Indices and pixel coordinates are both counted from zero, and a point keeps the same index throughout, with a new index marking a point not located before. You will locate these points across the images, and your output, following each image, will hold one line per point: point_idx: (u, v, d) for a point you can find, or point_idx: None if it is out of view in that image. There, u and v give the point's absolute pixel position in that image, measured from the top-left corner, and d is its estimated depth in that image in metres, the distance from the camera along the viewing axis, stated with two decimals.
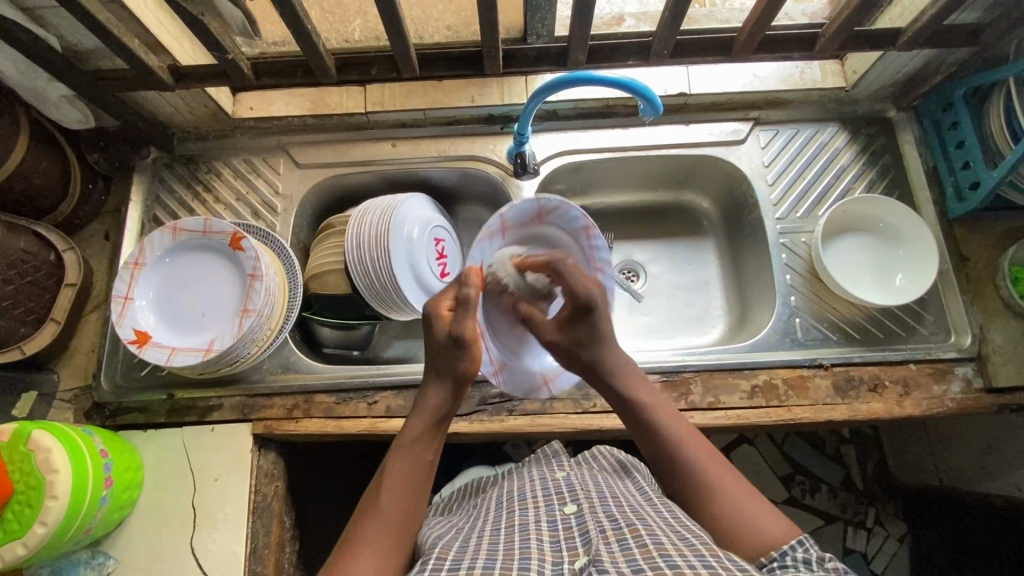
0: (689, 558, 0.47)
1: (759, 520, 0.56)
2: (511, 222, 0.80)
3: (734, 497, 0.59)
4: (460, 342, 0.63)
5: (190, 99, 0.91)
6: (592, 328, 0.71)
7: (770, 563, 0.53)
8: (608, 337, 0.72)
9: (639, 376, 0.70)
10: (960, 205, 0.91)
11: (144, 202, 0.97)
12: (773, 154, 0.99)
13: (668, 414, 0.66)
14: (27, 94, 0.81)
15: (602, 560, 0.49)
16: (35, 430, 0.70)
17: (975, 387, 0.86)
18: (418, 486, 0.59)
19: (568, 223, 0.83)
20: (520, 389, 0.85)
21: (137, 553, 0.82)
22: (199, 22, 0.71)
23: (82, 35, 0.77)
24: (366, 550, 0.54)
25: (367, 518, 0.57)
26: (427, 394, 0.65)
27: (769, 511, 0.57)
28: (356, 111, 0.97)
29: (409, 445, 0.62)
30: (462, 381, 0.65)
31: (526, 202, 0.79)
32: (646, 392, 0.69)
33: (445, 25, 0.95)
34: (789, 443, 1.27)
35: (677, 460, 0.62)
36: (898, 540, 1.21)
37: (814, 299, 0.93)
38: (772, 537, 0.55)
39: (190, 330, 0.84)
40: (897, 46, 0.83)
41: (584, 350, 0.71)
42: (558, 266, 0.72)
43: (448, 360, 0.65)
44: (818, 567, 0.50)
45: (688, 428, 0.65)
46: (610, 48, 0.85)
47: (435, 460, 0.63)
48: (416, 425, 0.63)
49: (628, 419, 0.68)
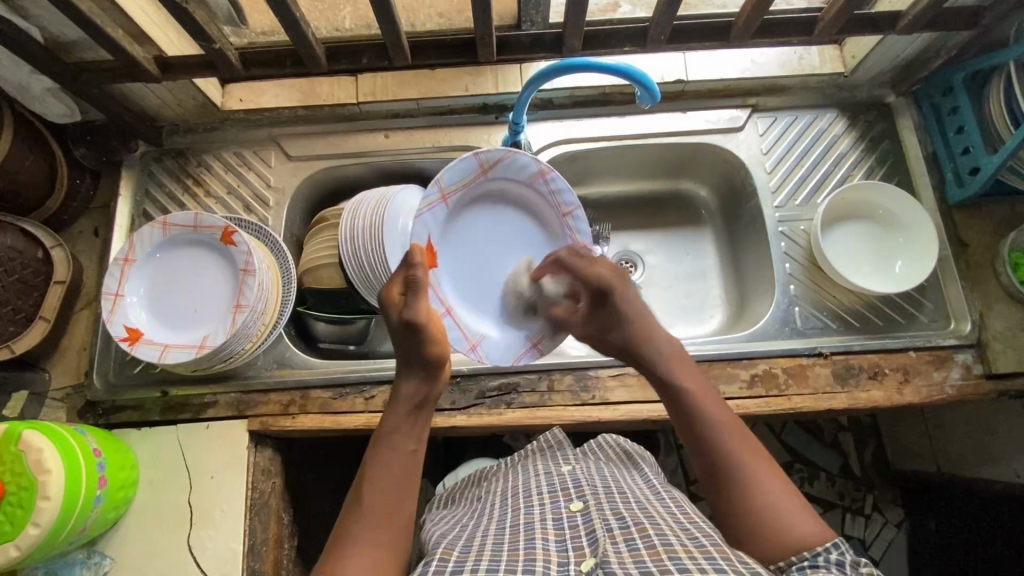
0: (699, 561, 0.46)
1: (795, 519, 0.53)
2: (450, 187, 0.78)
3: (768, 489, 0.56)
4: (416, 325, 0.64)
5: (178, 91, 0.89)
6: (616, 312, 0.72)
7: (799, 562, 0.51)
8: (646, 322, 0.70)
9: (684, 359, 0.67)
10: (960, 190, 0.90)
11: (133, 197, 0.95)
12: (772, 141, 0.98)
13: (709, 396, 0.63)
14: (10, 87, 0.79)
15: (610, 563, 0.48)
16: (25, 430, 0.69)
17: (975, 374, 0.86)
18: (403, 476, 0.58)
19: (518, 170, 0.82)
20: (508, 355, 0.83)
21: (133, 552, 0.82)
22: (184, 11, 0.69)
23: (64, 27, 0.75)
24: (354, 547, 0.53)
25: (355, 514, 0.56)
26: (401, 384, 0.65)
27: (802, 509, 0.55)
28: (348, 102, 0.95)
29: (389, 435, 0.61)
30: (433, 366, 0.65)
31: (464, 161, 0.78)
32: (687, 373, 0.66)
33: (437, 12, 0.93)
34: (788, 432, 1.27)
35: (716, 442, 0.59)
36: (896, 526, 1.22)
37: (813, 287, 0.92)
38: (804, 534, 0.52)
39: (183, 327, 0.83)
40: (897, 30, 0.82)
41: (614, 333, 0.72)
42: (569, 258, 0.77)
43: (410, 346, 0.64)
44: (853, 572, 0.49)
45: (728, 413, 0.62)
46: (605, 34, 0.83)
47: (419, 448, 0.62)
48: (394, 414, 0.63)
49: (666, 398, 0.65)
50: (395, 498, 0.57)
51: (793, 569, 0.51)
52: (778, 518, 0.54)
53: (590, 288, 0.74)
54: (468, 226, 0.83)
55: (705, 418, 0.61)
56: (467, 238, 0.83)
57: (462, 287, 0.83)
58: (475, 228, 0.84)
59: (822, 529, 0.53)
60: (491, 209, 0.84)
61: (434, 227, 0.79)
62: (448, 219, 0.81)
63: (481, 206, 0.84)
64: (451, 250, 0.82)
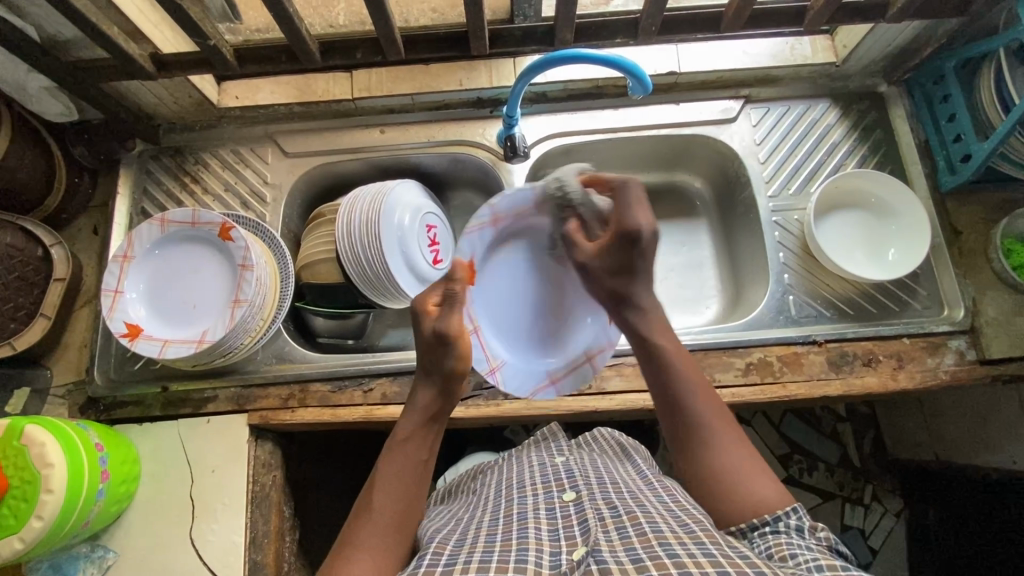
0: (689, 547, 0.47)
1: (756, 484, 0.57)
2: (502, 213, 0.84)
3: (737, 454, 0.59)
4: (445, 337, 0.65)
5: (174, 89, 0.90)
6: (632, 256, 0.70)
7: (761, 526, 0.54)
8: (644, 273, 0.71)
9: (666, 327, 0.70)
10: (952, 177, 0.90)
11: (131, 194, 0.96)
12: (765, 132, 0.98)
13: (686, 362, 0.66)
14: (7, 85, 0.80)
15: (601, 550, 0.49)
16: (29, 425, 0.70)
17: (968, 360, 0.87)
18: (412, 484, 0.60)
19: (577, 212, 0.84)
20: (525, 388, 0.85)
21: (136, 545, 0.83)
22: (179, 8, 0.70)
23: (62, 25, 0.76)
24: (359, 551, 0.54)
25: (363, 517, 0.57)
26: (417, 394, 0.66)
27: (768, 477, 0.58)
28: (343, 98, 0.96)
29: (402, 442, 0.62)
30: (452, 382, 0.66)
31: (520, 192, 0.83)
32: (670, 339, 0.69)
33: (431, 8, 0.94)
34: (786, 423, 1.28)
35: (690, 411, 0.62)
36: (894, 516, 1.24)
37: (807, 277, 0.93)
38: (767, 502, 0.56)
39: (182, 322, 0.84)
40: (886, 18, 0.83)
41: (615, 278, 0.72)
42: (622, 188, 0.71)
43: (435, 357, 0.65)
44: (810, 534, 0.53)
45: (703, 381, 0.65)
46: (597, 26, 0.84)
47: (429, 459, 0.63)
48: (409, 423, 0.64)
49: (644, 361, 0.68)
50: (401, 505, 0.58)
51: (756, 533, 0.54)
52: (744, 483, 0.57)
53: (620, 228, 0.69)
54: (508, 256, 0.87)
55: (683, 387, 0.64)
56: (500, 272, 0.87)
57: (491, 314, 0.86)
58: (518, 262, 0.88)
59: (782, 494, 0.56)
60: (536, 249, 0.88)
61: (481, 248, 0.84)
62: (493, 242, 0.86)
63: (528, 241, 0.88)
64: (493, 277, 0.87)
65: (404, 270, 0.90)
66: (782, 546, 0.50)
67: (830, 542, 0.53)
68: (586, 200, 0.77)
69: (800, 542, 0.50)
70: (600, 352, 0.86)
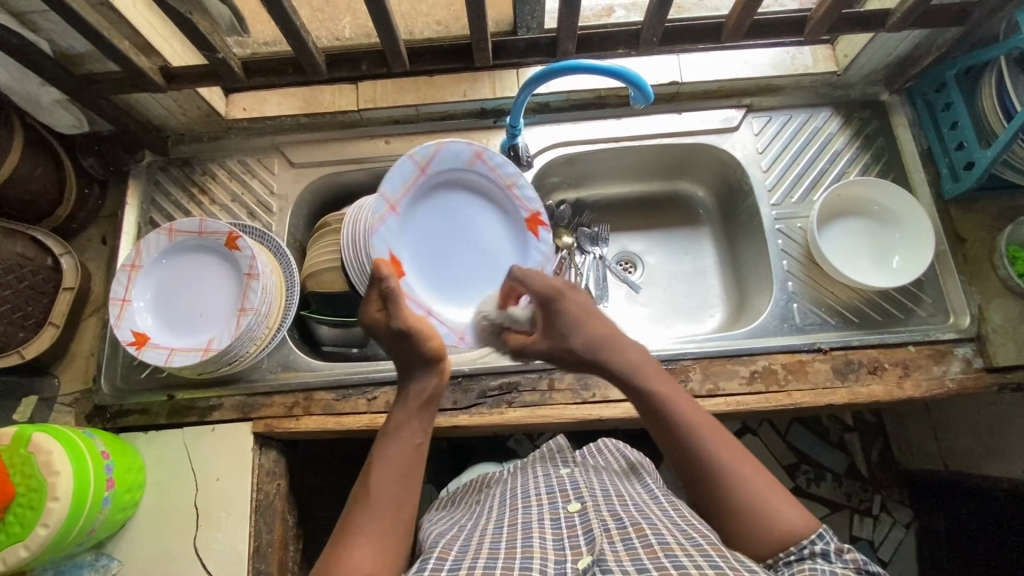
0: (695, 559, 0.47)
1: (780, 515, 0.55)
2: (395, 194, 0.83)
3: (760, 489, 0.57)
4: (403, 331, 0.65)
5: (183, 101, 0.91)
6: (566, 317, 0.70)
7: (788, 557, 0.53)
8: (588, 324, 0.70)
9: (659, 371, 0.66)
10: (955, 185, 0.91)
11: (140, 206, 0.97)
12: (768, 140, 0.99)
13: (690, 407, 0.62)
14: (20, 98, 0.82)
15: (607, 560, 0.49)
16: (35, 433, 0.70)
17: (975, 367, 0.86)
18: (410, 469, 0.59)
19: (455, 159, 0.87)
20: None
21: (140, 554, 0.83)
22: (187, 20, 0.72)
23: (73, 39, 0.78)
24: (358, 538, 0.54)
25: (361, 504, 0.57)
26: (405, 383, 0.66)
27: (791, 503, 0.56)
28: (348, 109, 0.98)
29: (393, 431, 0.62)
30: (432, 364, 0.66)
31: (400, 166, 0.83)
32: (666, 385, 0.64)
33: (435, 20, 0.95)
34: (792, 432, 1.27)
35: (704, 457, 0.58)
36: (904, 527, 1.21)
37: (811, 284, 0.93)
38: (792, 529, 0.54)
39: (189, 331, 0.85)
40: (887, 28, 0.83)
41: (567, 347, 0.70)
42: (518, 273, 0.75)
43: (407, 349, 0.66)
44: (838, 559, 0.53)
45: (713, 425, 0.61)
46: (598, 37, 0.85)
47: (424, 442, 0.63)
48: (401, 410, 0.64)
49: (644, 412, 0.64)
50: (400, 491, 0.58)
51: (782, 564, 0.53)
52: (771, 516, 0.55)
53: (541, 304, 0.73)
54: (429, 219, 0.89)
55: (692, 437, 0.59)
56: (425, 240, 0.89)
57: (431, 274, 0.88)
58: (450, 217, 0.90)
59: (806, 518, 0.55)
60: (456, 200, 0.90)
61: (392, 235, 0.84)
62: (403, 224, 0.86)
63: (454, 191, 0.90)
64: (420, 249, 0.88)
65: None
66: (804, 572, 0.51)
67: (857, 563, 0.52)
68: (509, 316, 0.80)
69: (824, 568, 0.51)
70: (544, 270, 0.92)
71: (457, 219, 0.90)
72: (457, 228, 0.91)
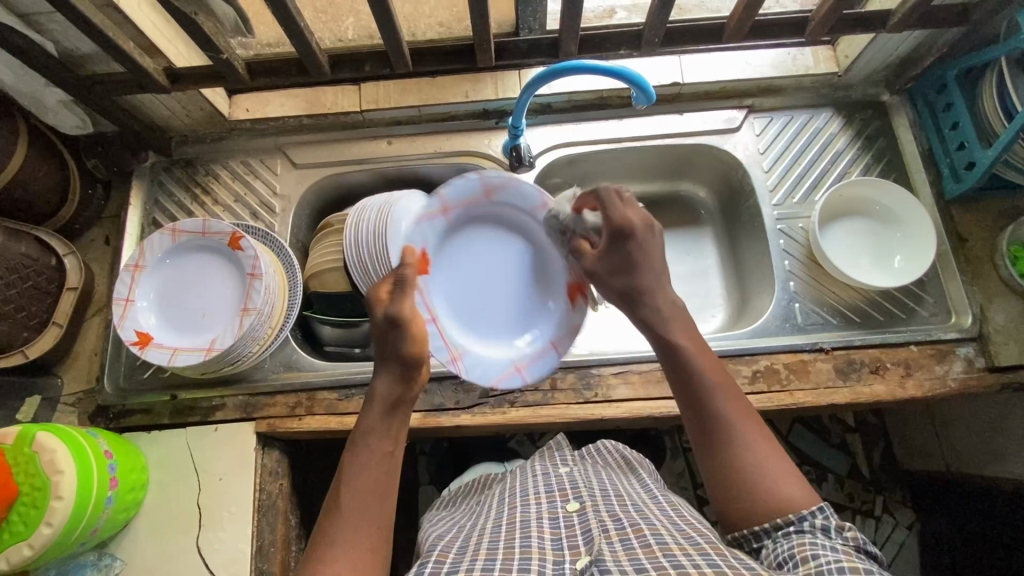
0: (694, 558, 0.47)
1: (779, 484, 0.56)
2: (452, 203, 0.82)
3: (763, 453, 0.58)
4: (397, 322, 0.63)
5: (187, 102, 0.91)
6: (627, 254, 0.68)
7: (787, 526, 0.54)
8: (647, 263, 0.67)
9: (685, 319, 0.66)
10: (957, 185, 0.91)
11: (143, 206, 0.98)
12: (769, 141, 0.99)
13: (710, 362, 0.63)
14: (24, 99, 0.82)
15: (605, 560, 0.49)
16: (39, 432, 0.70)
17: (977, 367, 0.86)
18: (382, 478, 0.59)
19: (521, 199, 0.84)
20: (488, 377, 0.81)
21: (142, 553, 0.83)
22: (192, 22, 0.72)
23: (78, 40, 0.78)
24: (332, 552, 0.54)
25: (333, 516, 0.57)
26: (376, 380, 0.64)
27: (793, 475, 0.57)
28: (351, 110, 0.98)
29: (363, 437, 0.61)
30: (409, 367, 0.63)
31: (467, 181, 0.82)
32: (690, 335, 0.65)
33: (437, 22, 0.96)
34: (794, 432, 1.27)
35: (714, 411, 0.60)
36: (907, 529, 1.21)
37: (813, 284, 0.93)
38: (791, 501, 0.55)
39: (191, 331, 0.85)
40: (888, 28, 0.84)
41: (619, 277, 0.69)
42: (603, 196, 0.69)
43: (390, 343, 0.64)
44: (838, 535, 0.53)
45: (729, 383, 0.62)
46: (600, 38, 0.86)
47: (395, 448, 0.62)
48: (370, 413, 0.62)
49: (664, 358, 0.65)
50: (375, 501, 0.58)
51: (779, 533, 0.54)
52: (771, 483, 0.56)
53: (614, 229, 0.68)
54: (471, 246, 0.85)
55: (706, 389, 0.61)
56: (462, 263, 0.85)
57: (450, 294, 0.84)
58: (493, 252, 0.86)
59: (807, 493, 0.56)
60: (505, 238, 0.86)
61: (432, 238, 0.82)
62: (446, 234, 0.83)
63: (506, 229, 0.86)
64: (452, 272, 0.84)
65: None
66: (804, 547, 0.50)
67: (857, 541, 0.52)
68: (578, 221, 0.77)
69: (824, 543, 0.50)
70: (564, 340, 0.85)
71: (499, 256, 0.86)
72: (494, 265, 0.86)
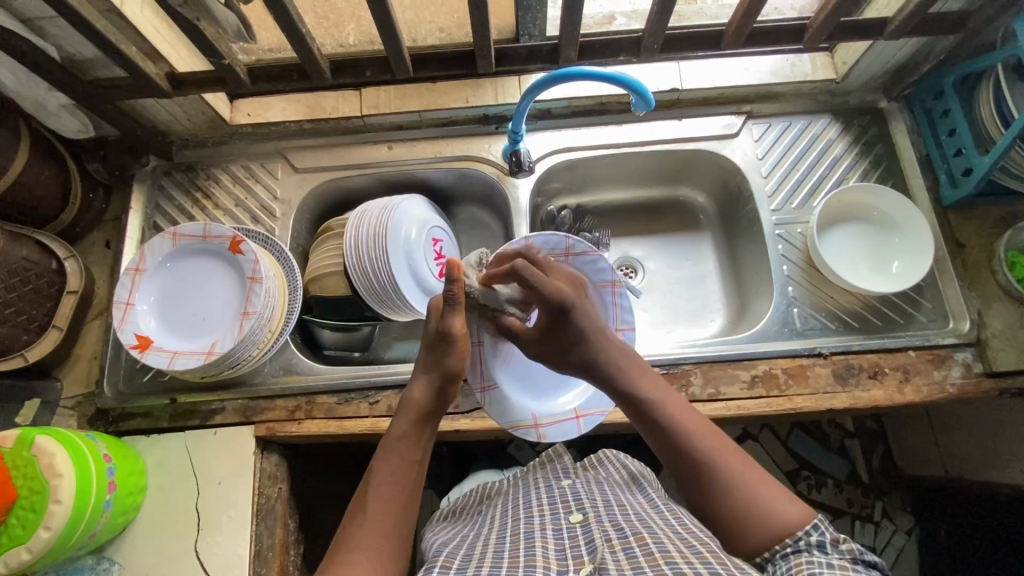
0: (695, 565, 0.47)
1: (770, 505, 0.56)
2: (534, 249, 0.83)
3: (746, 477, 0.58)
4: (448, 337, 0.68)
5: (189, 107, 0.92)
6: (573, 328, 0.73)
7: (784, 549, 0.54)
8: (592, 331, 0.73)
9: (643, 370, 0.70)
10: (954, 191, 0.91)
11: (144, 210, 0.98)
12: (767, 146, 1.00)
13: (674, 404, 0.66)
14: (27, 103, 0.82)
15: (608, 568, 0.49)
16: (39, 435, 0.70)
17: (975, 372, 0.86)
18: (408, 484, 0.60)
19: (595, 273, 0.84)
20: (508, 418, 0.84)
21: (141, 557, 0.83)
22: (195, 27, 0.72)
23: (81, 44, 0.78)
24: (356, 555, 0.53)
25: (357, 520, 0.56)
26: (412, 389, 0.67)
27: (783, 493, 0.58)
28: (352, 115, 0.99)
29: (394, 443, 0.62)
30: (448, 381, 0.68)
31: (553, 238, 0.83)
32: (650, 384, 0.68)
33: (438, 27, 0.97)
34: (793, 437, 1.27)
35: (688, 445, 0.61)
36: (906, 534, 1.21)
37: (811, 289, 0.93)
38: (785, 518, 0.55)
39: (192, 335, 0.85)
40: (885, 36, 0.84)
41: (571, 351, 0.73)
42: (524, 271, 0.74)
43: (436, 355, 0.68)
44: (833, 550, 0.52)
45: (698, 419, 0.64)
46: (599, 45, 0.86)
47: (422, 459, 0.63)
48: (403, 420, 0.65)
49: (629, 408, 0.68)
50: (396, 507, 0.58)
51: (779, 556, 0.54)
52: (761, 506, 0.56)
53: (549, 305, 0.73)
54: None
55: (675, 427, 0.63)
56: None
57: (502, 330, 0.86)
58: None
59: (798, 509, 0.56)
60: None
61: None
62: None
63: None
64: None
65: (410, 283, 0.91)
66: (800, 565, 0.50)
67: (853, 554, 0.52)
68: (494, 297, 0.78)
69: (820, 559, 0.50)
70: (590, 414, 0.84)
71: None
72: None
